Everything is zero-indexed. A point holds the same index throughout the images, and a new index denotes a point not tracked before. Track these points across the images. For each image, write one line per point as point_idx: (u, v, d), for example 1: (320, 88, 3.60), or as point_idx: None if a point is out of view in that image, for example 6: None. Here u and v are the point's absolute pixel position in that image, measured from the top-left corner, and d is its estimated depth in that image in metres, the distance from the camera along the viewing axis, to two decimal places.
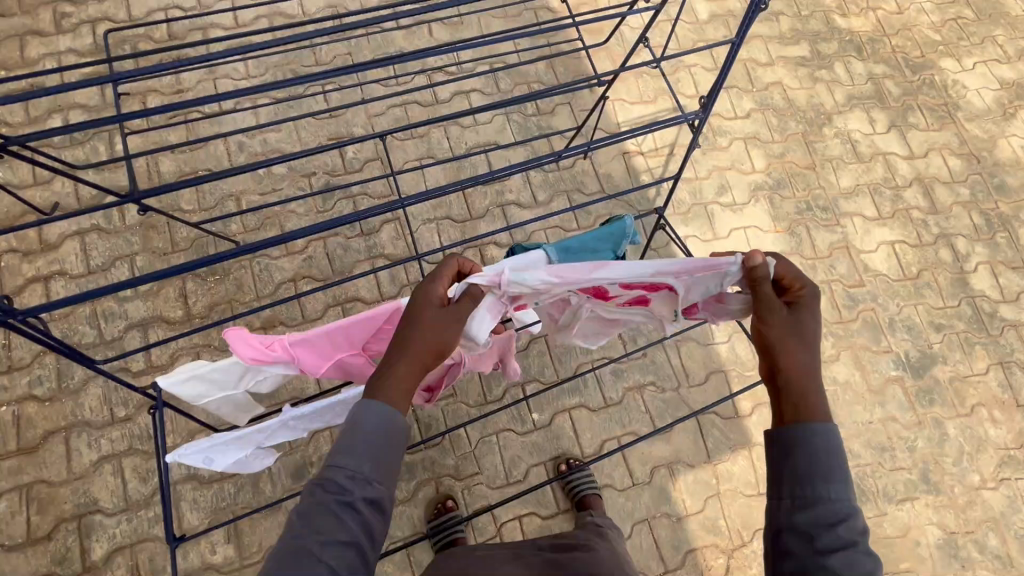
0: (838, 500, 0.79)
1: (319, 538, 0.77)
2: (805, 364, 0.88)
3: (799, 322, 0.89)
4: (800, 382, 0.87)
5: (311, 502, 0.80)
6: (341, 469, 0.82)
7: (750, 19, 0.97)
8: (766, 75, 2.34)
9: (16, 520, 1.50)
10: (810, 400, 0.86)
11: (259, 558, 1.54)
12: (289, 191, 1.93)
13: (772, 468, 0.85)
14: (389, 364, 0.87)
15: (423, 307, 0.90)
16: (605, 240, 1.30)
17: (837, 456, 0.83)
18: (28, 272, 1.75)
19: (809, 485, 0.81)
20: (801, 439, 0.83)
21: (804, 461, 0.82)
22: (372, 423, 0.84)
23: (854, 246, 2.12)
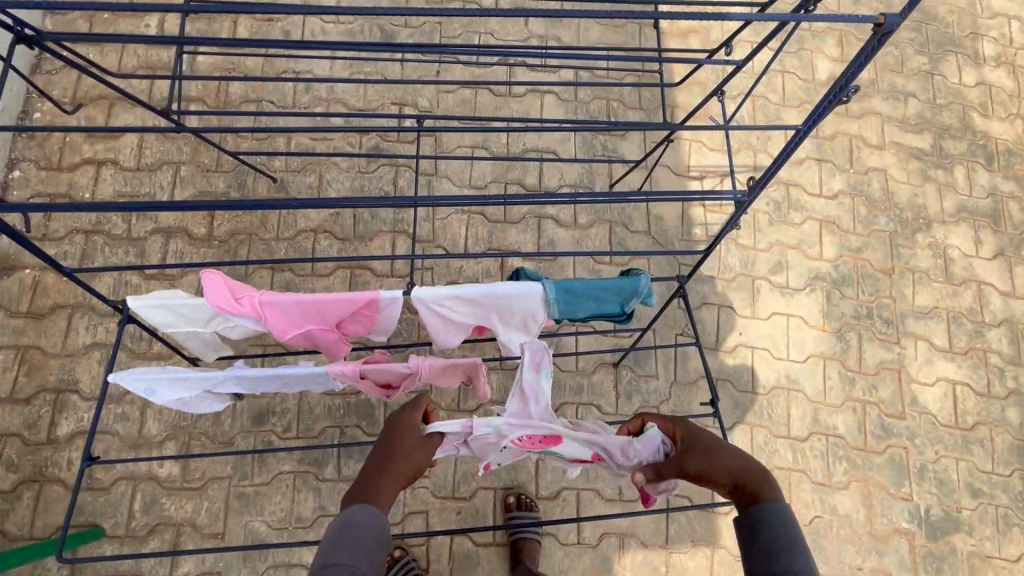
0: (801, 569, 0.84)
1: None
2: (740, 460, 0.96)
3: (708, 443, 0.97)
4: (746, 476, 0.95)
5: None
6: (342, 569, 0.81)
7: (827, 106, 0.81)
8: (870, 159, 2.09)
9: (6, 376, 1.62)
10: (758, 483, 0.94)
11: (199, 485, 1.58)
12: (338, 143, 1.93)
13: (746, 550, 0.90)
14: (375, 470, 0.92)
15: (405, 422, 0.96)
16: (613, 292, 1.19)
17: (793, 525, 0.89)
18: (86, 153, 1.85)
19: (776, 559, 0.86)
20: (761, 519, 0.90)
21: (771, 539, 0.88)
22: (367, 522, 0.86)
23: (908, 372, 1.88)
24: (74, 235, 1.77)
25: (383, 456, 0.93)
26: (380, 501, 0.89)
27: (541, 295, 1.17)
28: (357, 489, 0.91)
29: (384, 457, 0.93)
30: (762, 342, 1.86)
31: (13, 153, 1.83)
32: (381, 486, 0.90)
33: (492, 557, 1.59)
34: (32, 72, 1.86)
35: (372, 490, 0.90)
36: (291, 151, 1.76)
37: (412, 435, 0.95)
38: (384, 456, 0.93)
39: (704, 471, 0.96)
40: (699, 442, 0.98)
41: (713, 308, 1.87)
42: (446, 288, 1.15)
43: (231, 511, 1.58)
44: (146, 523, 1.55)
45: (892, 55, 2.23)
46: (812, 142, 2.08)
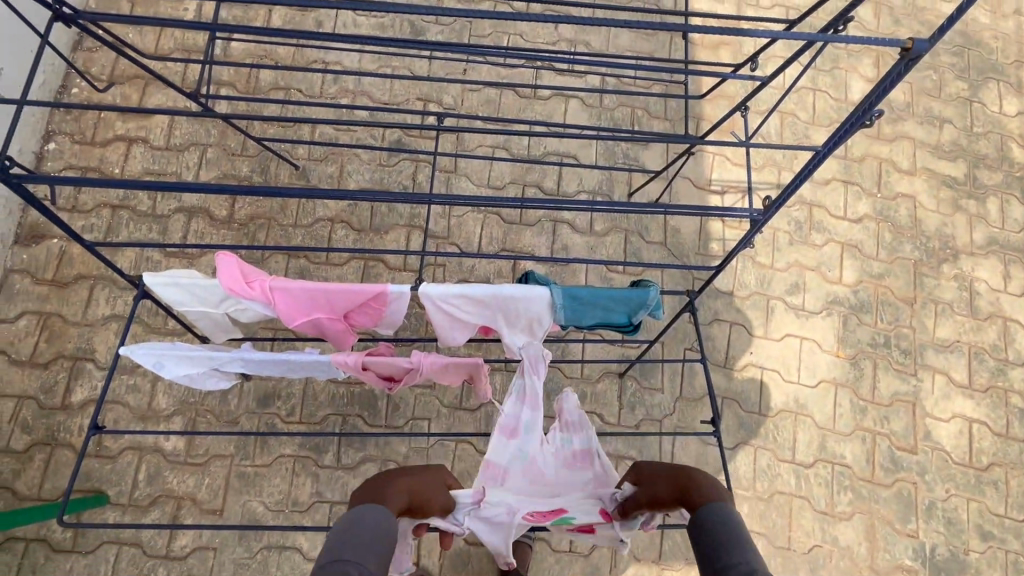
0: (743, 561, 0.82)
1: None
2: (683, 473, 0.98)
3: (651, 467, 1.02)
4: (690, 483, 0.96)
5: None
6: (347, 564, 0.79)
7: (847, 129, 0.79)
8: (899, 184, 2.04)
9: (28, 340, 1.67)
10: (701, 487, 0.95)
11: (202, 461, 1.61)
12: (361, 135, 1.95)
13: (700, 560, 0.87)
14: (395, 481, 0.94)
15: (439, 467, 1.02)
16: (621, 302, 1.18)
17: (737, 522, 0.89)
18: (119, 130, 1.91)
19: (717, 558, 0.84)
20: (705, 518, 0.89)
21: (717, 536, 0.87)
22: (374, 522, 0.86)
23: (923, 406, 1.82)
24: (102, 208, 1.82)
25: (407, 474, 0.97)
26: (389, 505, 0.89)
27: (547, 300, 1.17)
28: (370, 493, 0.92)
29: (407, 474, 0.97)
30: (772, 363, 1.82)
31: (50, 126, 1.89)
32: (395, 494, 0.91)
33: (483, 558, 1.59)
34: (74, 49, 1.92)
35: (385, 495, 0.91)
36: (315, 140, 1.79)
37: (442, 477, 0.99)
38: (408, 474, 0.97)
39: (650, 490, 0.98)
40: (643, 465, 1.02)
41: (725, 325, 1.84)
42: (455, 286, 1.15)
43: (230, 489, 1.61)
44: (148, 494, 1.59)
45: (930, 79, 2.17)
46: (840, 163, 2.03)
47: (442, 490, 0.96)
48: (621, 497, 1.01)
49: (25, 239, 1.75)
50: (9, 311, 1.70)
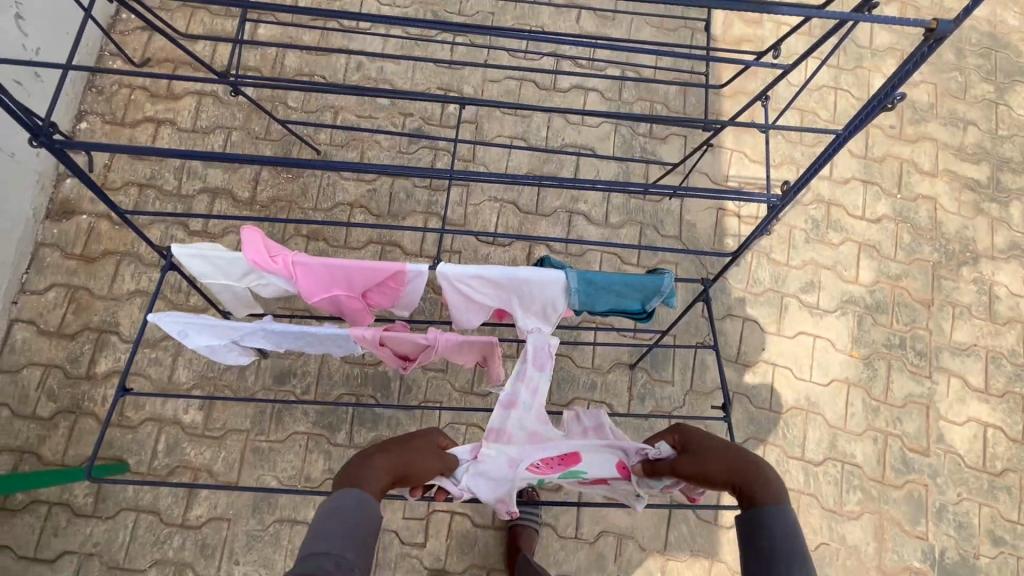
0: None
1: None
2: (742, 462, 0.95)
3: (708, 445, 0.98)
4: (748, 477, 0.94)
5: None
6: (324, 559, 0.81)
7: (869, 113, 0.80)
8: (920, 185, 2.02)
9: (55, 312, 1.73)
10: (760, 486, 0.93)
11: (219, 435, 1.66)
12: (382, 122, 1.99)
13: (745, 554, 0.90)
14: (375, 460, 0.92)
15: (426, 432, 0.99)
16: (636, 288, 1.19)
17: (796, 534, 0.88)
18: (148, 111, 1.96)
19: (773, 568, 0.86)
20: (762, 524, 0.89)
21: (773, 547, 0.87)
22: (354, 510, 0.86)
23: (937, 408, 1.81)
24: (129, 187, 1.88)
25: (389, 449, 0.95)
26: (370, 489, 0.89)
27: (563, 284, 1.18)
28: (352, 472, 0.91)
29: (388, 449, 0.94)
30: (784, 360, 1.82)
31: (82, 106, 1.94)
32: (375, 476, 0.91)
33: (489, 540, 1.61)
34: (107, 31, 1.97)
35: (365, 477, 0.90)
36: (337, 125, 1.82)
37: (428, 445, 0.97)
38: (389, 450, 0.94)
39: (701, 472, 0.96)
40: (699, 441, 0.98)
41: (738, 320, 1.84)
42: (472, 266, 1.17)
43: (245, 462, 1.65)
44: (166, 464, 1.63)
45: (955, 81, 2.14)
46: (860, 162, 2.02)
47: (427, 460, 0.95)
48: (661, 465, 0.98)
49: (55, 215, 1.81)
50: (39, 283, 1.75)
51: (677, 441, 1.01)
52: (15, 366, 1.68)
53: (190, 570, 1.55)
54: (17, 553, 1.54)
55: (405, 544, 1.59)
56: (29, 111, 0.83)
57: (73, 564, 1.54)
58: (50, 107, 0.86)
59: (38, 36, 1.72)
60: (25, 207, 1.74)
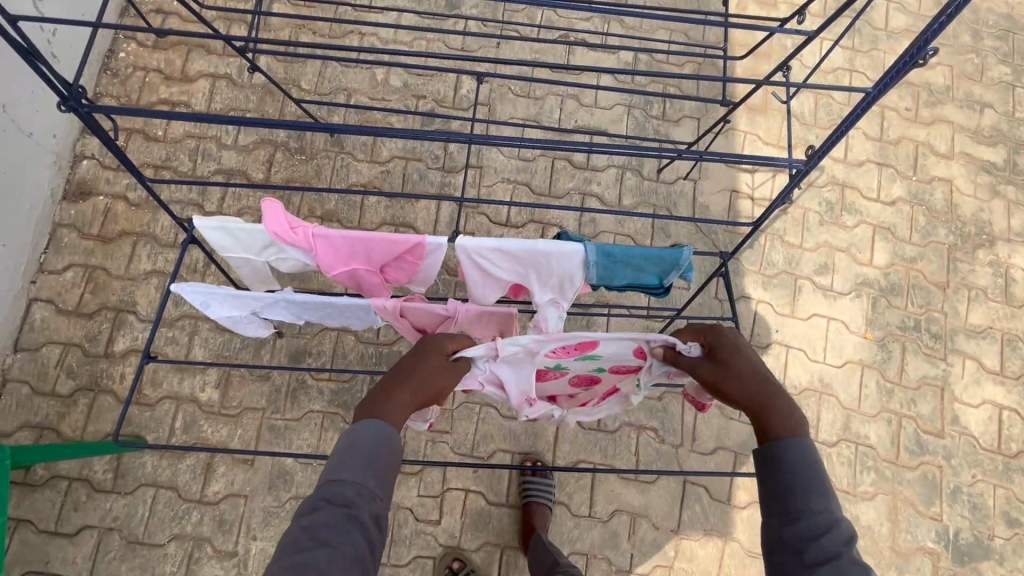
0: (817, 513, 0.84)
1: (320, 549, 0.80)
2: (765, 389, 0.92)
3: (735, 364, 0.94)
4: (767, 408, 0.92)
5: (316, 516, 0.83)
6: (345, 485, 0.86)
7: (898, 71, 0.81)
8: (936, 168, 2.00)
9: (73, 292, 1.75)
10: (778, 417, 0.91)
11: (235, 413, 1.67)
12: (395, 104, 2.00)
13: (762, 485, 0.91)
14: (389, 390, 0.93)
15: (433, 347, 0.96)
16: (654, 262, 1.19)
17: (815, 465, 0.88)
18: (163, 93, 1.97)
19: (791, 501, 0.86)
20: (775, 457, 0.89)
21: (787, 479, 0.87)
22: (375, 443, 0.89)
23: (951, 390, 1.80)
24: (145, 169, 1.89)
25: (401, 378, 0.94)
26: (389, 420, 0.92)
27: (580, 257, 1.18)
28: (369, 405, 0.93)
29: (400, 377, 0.94)
30: (798, 342, 1.81)
31: (98, 88, 1.95)
32: (392, 407, 0.92)
33: (503, 517, 1.62)
34: (121, 13, 1.98)
35: (382, 408, 0.92)
36: (351, 106, 1.83)
37: (438, 362, 0.95)
38: (400, 378, 0.94)
39: (720, 388, 0.94)
40: (728, 357, 0.94)
41: (752, 302, 1.84)
42: (490, 240, 1.17)
43: (262, 440, 1.66)
44: (184, 441, 1.65)
45: (972, 63, 2.12)
46: (875, 144, 2.00)
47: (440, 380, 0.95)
48: (682, 360, 0.97)
49: (72, 196, 1.82)
50: (57, 263, 1.77)
51: (708, 343, 0.97)
52: (34, 344, 1.70)
53: (208, 545, 1.57)
54: (39, 527, 1.56)
55: (420, 521, 1.60)
56: (62, 76, 0.84)
57: (93, 538, 1.56)
58: (81, 73, 0.87)
59: (55, 16, 1.72)
60: (43, 187, 1.76)
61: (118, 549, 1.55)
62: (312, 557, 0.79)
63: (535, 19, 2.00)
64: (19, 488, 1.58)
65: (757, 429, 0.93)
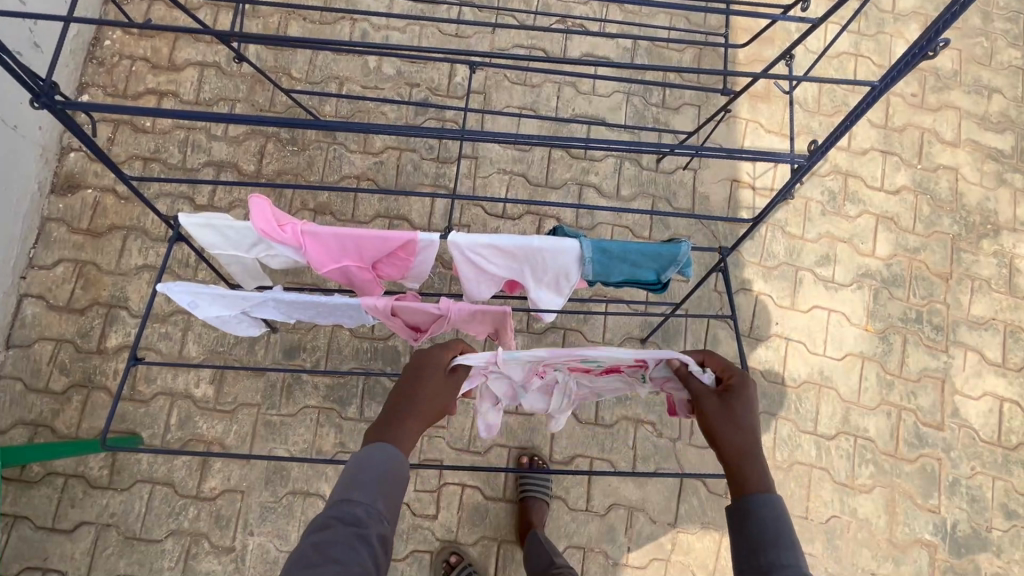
0: (785, 565, 0.85)
1: (331, 566, 0.80)
2: (750, 440, 0.94)
3: (735, 411, 0.95)
4: (745, 461, 0.93)
5: (326, 532, 0.83)
6: (355, 505, 0.85)
7: (905, 64, 0.77)
8: (941, 155, 1.96)
9: (64, 287, 1.72)
10: (753, 471, 0.93)
11: (231, 409, 1.66)
12: (388, 93, 1.95)
13: (736, 541, 0.90)
14: (401, 407, 0.94)
15: (431, 361, 0.97)
16: (651, 259, 1.16)
17: (783, 518, 0.89)
18: (150, 83, 1.92)
19: (763, 553, 0.87)
20: (752, 511, 0.90)
21: (753, 531, 0.88)
22: (389, 461, 0.90)
23: (952, 383, 1.78)
24: (134, 161, 1.85)
25: (411, 399, 0.95)
26: (403, 438, 0.93)
27: (576, 254, 1.15)
28: (381, 426, 0.94)
29: (410, 397, 0.95)
30: (798, 334, 1.79)
31: (83, 78, 1.91)
32: (407, 427, 0.93)
33: (501, 512, 1.62)
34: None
35: (396, 425, 0.93)
36: (343, 96, 1.79)
37: (440, 375, 0.96)
38: (409, 399, 0.95)
39: (714, 427, 0.95)
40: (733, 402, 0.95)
41: (752, 294, 1.81)
42: (485, 236, 1.14)
43: (257, 436, 1.65)
44: (179, 437, 1.64)
45: (981, 47, 2.06)
46: (880, 131, 1.96)
47: (442, 396, 0.96)
48: (693, 383, 0.98)
49: (60, 189, 1.79)
50: (47, 259, 1.74)
51: (722, 380, 0.99)
52: (26, 341, 1.68)
53: (206, 540, 1.57)
54: (36, 523, 1.56)
55: (417, 516, 1.60)
56: (31, 71, 0.81)
57: (91, 534, 1.56)
58: (51, 67, 0.83)
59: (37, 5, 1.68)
60: (31, 181, 1.73)
61: (116, 544, 1.55)
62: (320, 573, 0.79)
63: (531, 3, 1.94)
64: (15, 485, 1.58)
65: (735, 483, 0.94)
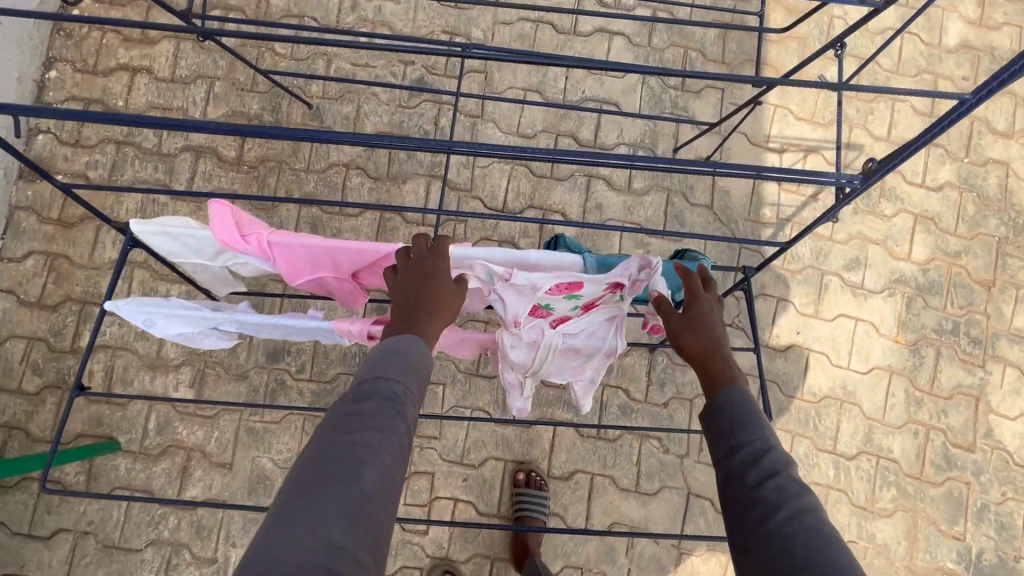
0: (752, 442, 0.76)
1: (368, 434, 0.69)
2: (716, 342, 0.88)
3: (703, 314, 0.88)
4: (712, 358, 0.86)
5: (361, 405, 0.72)
6: (388, 378, 0.75)
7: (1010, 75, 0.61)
8: (992, 148, 1.77)
9: (35, 281, 1.62)
10: (722, 366, 0.86)
11: (211, 414, 1.57)
12: (380, 71, 1.78)
13: (709, 438, 0.81)
14: (416, 310, 0.81)
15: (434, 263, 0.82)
16: (667, 276, 0.96)
17: (754, 405, 0.81)
18: (121, 58, 1.76)
19: (735, 436, 0.78)
20: (723, 403, 0.81)
21: (719, 419, 0.80)
22: (417, 356, 0.79)
23: (987, 401, 1.65)
24: (106, 144, 1.71)
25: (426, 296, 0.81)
26: (430, 335, 0.81)
27: (581, 270, 0.93)
28: (397, 323, 0.81)
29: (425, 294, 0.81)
30: (821, 345, 1.65)
31: (49, 51, 1.75)
32: (431, 321, 0.81)
33: (494, 528, 1.54)
34: None
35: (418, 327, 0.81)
36: (331, 77, 1.63)
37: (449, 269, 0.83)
38: (424, 298, 0.81)
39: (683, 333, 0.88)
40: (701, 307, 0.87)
41: (773, 300, 1.66)
42: (465, 246, 0.90)
43: (240, 443, 1.56)
44: (158, 443, 1.56)
45: None
46: (924, 121, 1.76)
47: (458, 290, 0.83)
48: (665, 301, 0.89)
49: (28, 174, 1.67)
50: (16, 250, 1.64)
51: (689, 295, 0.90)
52: None
53: (187, 551, 1.51)
54: (13, 530, 1.50)
55: (406, 532, 1.52)
56: None
57: (69, 542, 1.50)
58: None
59: None
60: None
61: (94, 554, 1.50)
62: (355, 441, 0.68)
63: None
64: None
65: (706, 384, 0.86)
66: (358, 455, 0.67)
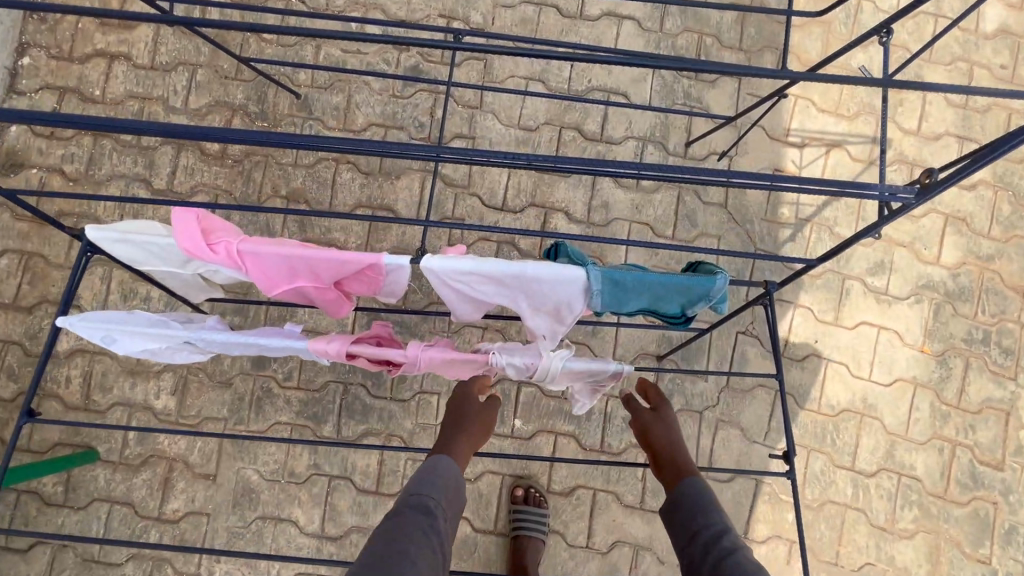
0: (712, 525, 0.87)
1: (407, 545, 0.82)
2: (675, 443, 0.99)
3: (663, 418, 1.01)
4: (673, 457, 0.97)
5: (399, 518, 0.86)
6: (425, 495, 0.89)
7: None
8: None
9: (10, 282, 1.54)
10: (680, 464, 0.96)
11: (194, 423, 1.49)
12: (372, 59, 1.67)
13: (671, 525, 0.92)
14: (450, 434, 0.98)
15: (464, 391, 1.02)
16: (678, 291, 0.87)
17: (709, 494, 0.92)
18: (98, 43, 1.66)
19: (693, 520, 0.89)
20: (679, 495, 0.92)
21: (679, 507, 0.91)
22: (450, 475, 0.93)
23: (1018, 416, 1.54)
24: (82, 136, 1.61)
25: (463, 420, 0.99)
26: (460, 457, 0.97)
27: (582, 284, 0.85)
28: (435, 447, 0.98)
29: (458, 421, 0.99)
30: (840, 355, 1.55)
31: (23, 37, 1.65)
32: (462, 446, 0.97)
33: (491, 545, 1.46)
34: None
35: (451, 450, 0.97)
36: (319, 65, 1.52)
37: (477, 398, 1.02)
38: (456, 427, 0.99)
39: (649, 432, 1.00)
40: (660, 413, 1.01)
41: (790, 307, 1.55)
42: (469, 260, 0.85)
43: (223, 454, 1.49)
44: (138, 453, 1.48)
45: None
46: (957, 113, 1.63)
47: (485, 416, 1.01)
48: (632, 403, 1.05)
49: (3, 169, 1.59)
50: None
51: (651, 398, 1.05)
52: None
53: (169, 566, 1.44)
54: None
55: None
56: None
57: (46, 555, 1.44)
58: None
59: None
60: None
61: (73, 567, 1.43)
62: (397, 550, 0.81)
63: None
64: None
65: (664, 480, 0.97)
66: (400, 563, 0.80)
